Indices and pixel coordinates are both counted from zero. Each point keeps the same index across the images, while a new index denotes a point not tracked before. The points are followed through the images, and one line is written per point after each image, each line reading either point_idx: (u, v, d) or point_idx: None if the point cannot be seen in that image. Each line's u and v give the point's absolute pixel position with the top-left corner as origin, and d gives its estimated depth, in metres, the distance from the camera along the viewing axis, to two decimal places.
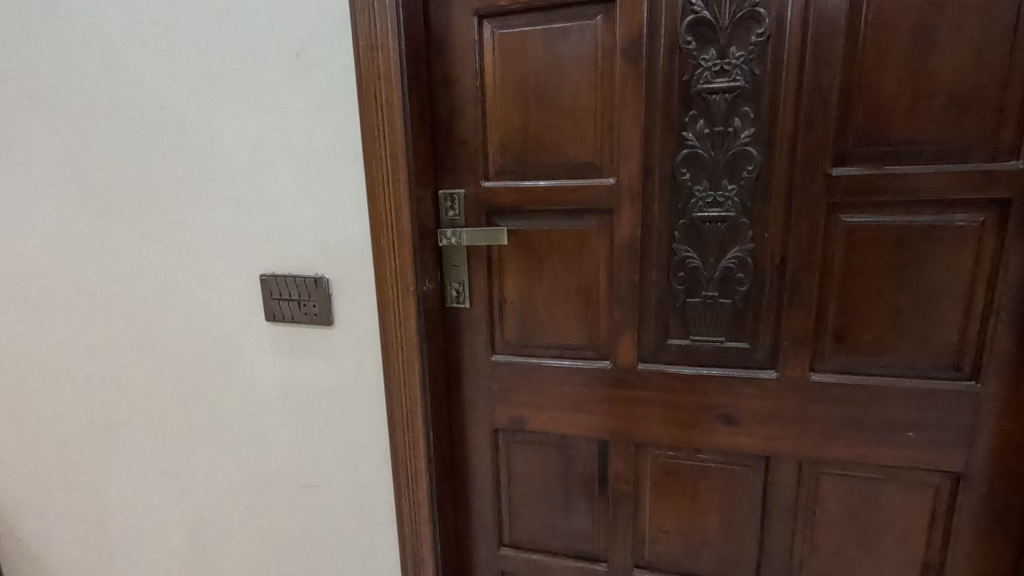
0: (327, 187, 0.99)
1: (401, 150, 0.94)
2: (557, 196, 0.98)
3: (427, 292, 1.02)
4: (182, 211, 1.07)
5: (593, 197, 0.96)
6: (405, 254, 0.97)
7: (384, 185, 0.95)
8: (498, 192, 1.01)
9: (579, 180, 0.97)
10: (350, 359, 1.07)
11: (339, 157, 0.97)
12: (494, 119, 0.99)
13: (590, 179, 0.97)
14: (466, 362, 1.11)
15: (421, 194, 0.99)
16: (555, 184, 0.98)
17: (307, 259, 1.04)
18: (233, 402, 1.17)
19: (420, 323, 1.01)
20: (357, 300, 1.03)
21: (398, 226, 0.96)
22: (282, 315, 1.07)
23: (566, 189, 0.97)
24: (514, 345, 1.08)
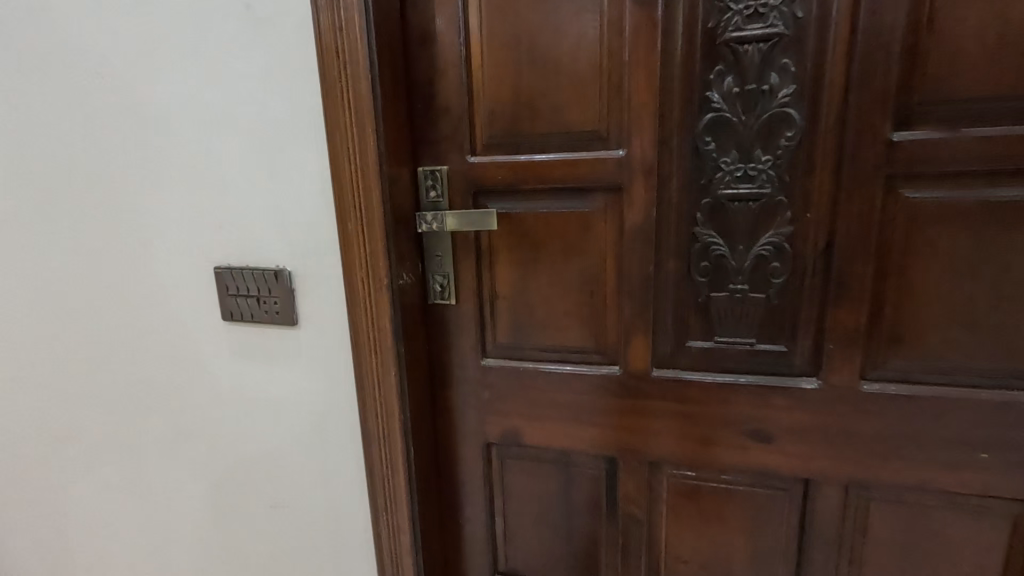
0: (287, 165, 0.84)
1: (370, 119, 0.79)
2: (557, 172, 0.83)
3: (405, 287, 0.88)
4: (128, 194, 0.93)
5: (600, 173, 0.81)
6: (377, 243, 0.82)
7: (350, 161, 0.80)
8: (486, 169, 0.86)
9: (582, 153, 0.82)
10: (320, 365, 0.93)
11: (300, 129, 0.83)
12: (482, 82, 0.84)
13: (595, 151, 0.81)
14: (453, 366, 0.96)
15: (396, 172, 0.84)
16: (554, 159, 0.82)
17: (267, 249, 0.89)
18: (195, 413, 1.03)
19: (397, 323, 0.86)
20: (325, 297, 0.89)
21: (368, 209, 0.81)
22: (242, 313, 0.93)
23: (567, 164, 0.82)
24: (507, 347, 0.93)
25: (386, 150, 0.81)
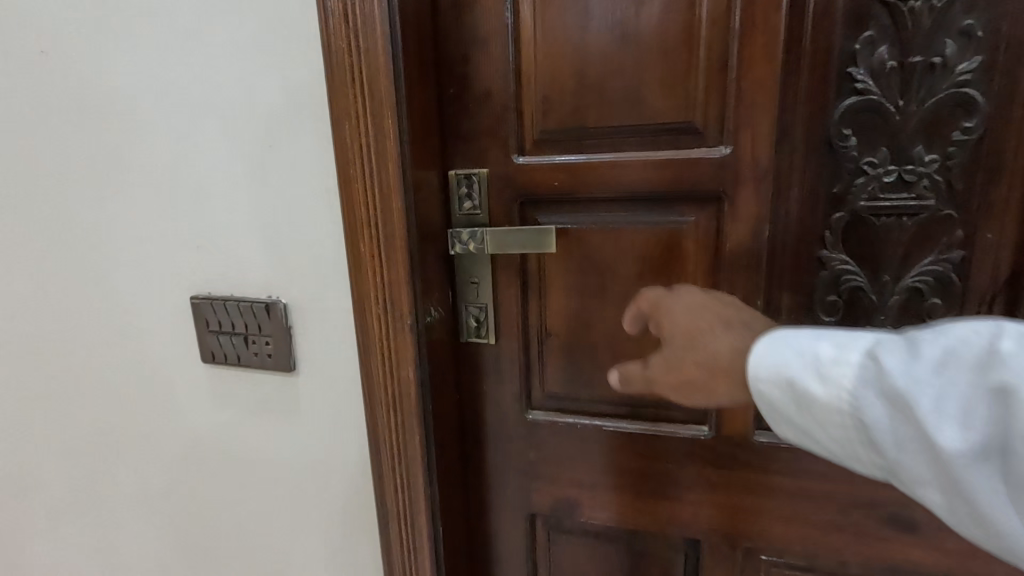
0: (281, 170, 0.65)
1: (389, 108, 0.59)
2: (634, 178, 0.63)
3: (434, 326, 0.68)
4: (84, 203, 0.74)
5: (694, 179, 0.61)
6: (399, 270, 0.63)
7: (362, 163, 0.60)
8: (539, 173, 0.66)
9: (668, 152, 0.62)
10: (323, 421, 0.73)
11: (296, 122, 0.63)
12: (533, 59, 0.64)
13: (686, 150, 0.61)
14: (491, 419, 0.77)
15: (424, 178, 0.64)
16: (629, 160, 0.63)
17: (256, 276, 0.70)
18: (168, 473, 0.84)
19: (422, 373, 0.67)
20: (329, 338, 0.69)
21: (387, 227, 0.62)
22: (226, 354, 0.74)
23: (647, 166, 0.62)
24: (560, 397, 0.74)
25: (411, 150, 0.62)
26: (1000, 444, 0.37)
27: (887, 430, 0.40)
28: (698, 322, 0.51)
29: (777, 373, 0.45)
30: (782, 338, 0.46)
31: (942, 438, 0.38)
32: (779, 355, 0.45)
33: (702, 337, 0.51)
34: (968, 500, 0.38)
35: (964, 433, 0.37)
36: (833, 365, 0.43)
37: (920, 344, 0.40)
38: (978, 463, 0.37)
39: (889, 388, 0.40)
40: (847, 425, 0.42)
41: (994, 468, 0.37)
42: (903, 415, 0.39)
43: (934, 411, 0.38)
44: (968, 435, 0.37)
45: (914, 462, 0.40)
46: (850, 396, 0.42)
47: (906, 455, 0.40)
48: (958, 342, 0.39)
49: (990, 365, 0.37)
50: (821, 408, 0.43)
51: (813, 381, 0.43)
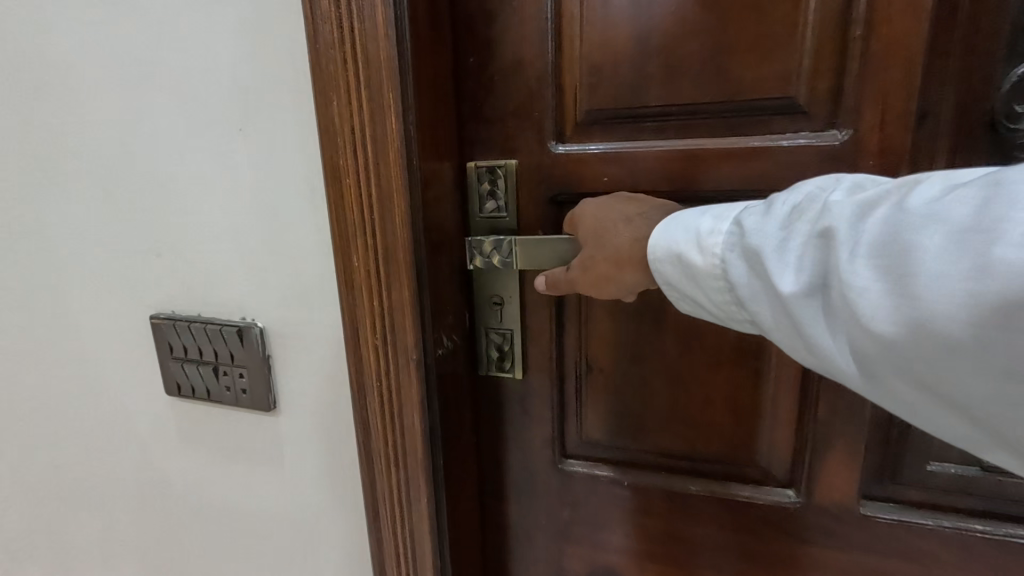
0: (254, 161, 0.51)
1: (390, 78, 0.44)
2: (710, 173, 0.48)
3: (448, 360, 0.54)
4: (23, 201, 0.60)
5: (795, 174, 0.46)
6: (402, 292, 0.48)
7: (356, 152, 0.46)
8: (583, 166, 0.51)
9: (758, 138, 0.46)
10: (310, 472, 0.60)
11: (272, 99, 0.49)
12: (580, 16, 0.49)
13: (784, 135, 0.46)
14: (515, 468, 0.62)
15: (435, 171, 0.50)
16: (704, 148, 0.48)
17: (228, 293, 0.56)
18: (134, 521, 0.70)
19: (431, 420, 0.52)
20: (316, 372, 0.55)
21: (387, 236, 0.47)
22: (194, 387, 0.60)
23: (730, 156, 0.47)
24: (602, 445, 0.59)
25: (419, 135, 0.47)
26: (829, 286, 0.32)
27: (740, 286, 0.36)
28: (602, 221, 0.47)
29: (662, 247, 0.41)
30: (670, 218, 0.42)
31: (775, 282, 0.34)
32: (662, 231, 0.42)
33: (608, 232, 0.46)
34: (812, 347, 0.34)
35: (795, 274, 0.33)
36: (703, 233, 0.39)
37: (773, 203, 0.36)
38: (816, 310, 0.33)
39: (747, 249, 0.36)
40: (717, 289, 0.39)
41: (832, 313, 0.32)
42: (753, 267, 0.36)
43: (772, 255, 0.34)
44: (807, 280, 0.33)
45: (766, 317, 0.36)
46: (714, 259, 0.38)
47: (755, 307, 0.36)
48: (807, 196, 0.35)
49: (828, 210, 0.33)
50: (702, 281, 0.39)
51: (685, 248, 0.39)
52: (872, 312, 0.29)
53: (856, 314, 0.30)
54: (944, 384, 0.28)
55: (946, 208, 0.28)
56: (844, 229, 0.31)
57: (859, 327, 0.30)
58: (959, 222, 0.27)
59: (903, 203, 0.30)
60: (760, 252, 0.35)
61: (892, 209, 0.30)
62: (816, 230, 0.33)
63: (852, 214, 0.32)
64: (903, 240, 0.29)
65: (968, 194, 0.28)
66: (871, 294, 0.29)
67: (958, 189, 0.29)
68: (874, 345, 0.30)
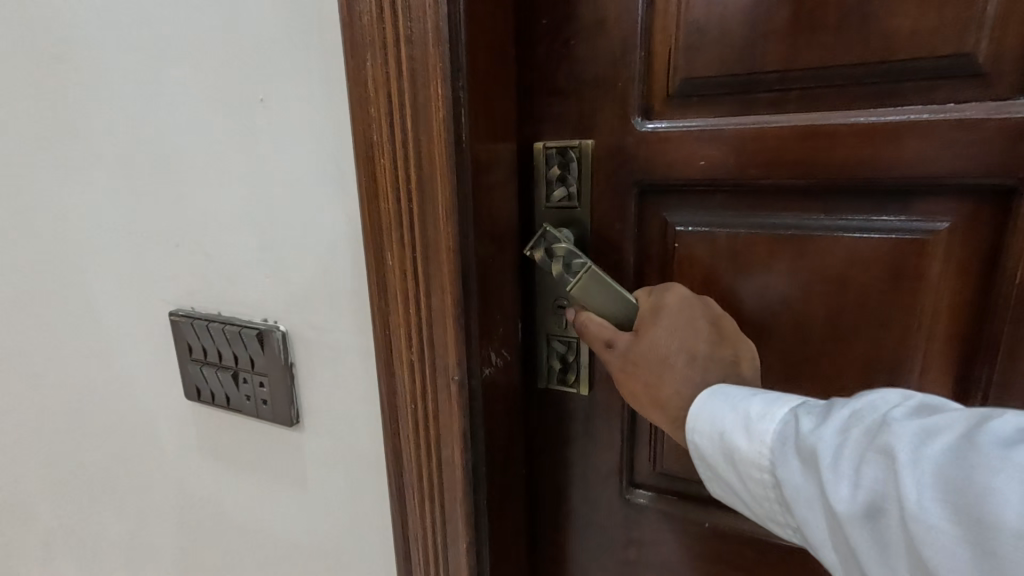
0: (280, 140, 0.43)
1: (436, 32, 0.35)
2: (841, 158, 0.37)
3: (497, 380, 0.45)
4: (43, 185, 0.55)
5: (963, 159, 0.35)
6: (445, 299, 0.40)
7: (394, 128, 0.38)
8: (673, 147, 0.42)
9: (911, 112, 0.35)
10: (334, 497, 0.52)
11: (298, 64, 0.41)
12: None
13: (948, 107, 0.35)
14: (573, 502, 0.53)
15: (491, 153, 0.41)
16: (832, 125, 0.37)
17: (249, 291, 0.49)
18: (155, 530, 0.66)
19: (475, 454, 0.43)
20: (346, 386, 0.48)
21: (429, 231, 0.39)
22: (213, 394, 0.54)
23: (867, 136, 0.36)
24: (681, 479, 0.49)
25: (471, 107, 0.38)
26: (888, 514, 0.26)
27: (789, 490, 0.31)
28: (666, 346, 0.39)
29: (706, 420, 0.37)
30: (718, 390, 0.37)
31: (826, 493, 0.28)
32: (706, 402, 0.37)
33: (668, 356, 0.39)
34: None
35: (850, 489, 0.27)
36: (755, 417, 0.34)
37: (832, 403, 0.31)
38: (873, 541, 0.26)
39: (802, 451, 0.30)
40: (766, 486, 0.33)
41: (893, 553, 0.26)
42: (806, 471, 0.30)
43: (823, 459, 0.29)
44: (863, 500, 0.27)
45: (818, 534, 0.30)
46: (764, 451, 0.33)
47: (805, 515, 0.30)
48: (872, 404, 0.29)
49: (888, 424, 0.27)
50: (749, 472, 0.34)
51: (729, 428, 0.35)
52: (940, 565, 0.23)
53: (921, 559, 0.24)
54: None
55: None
56: (902, 449, 0.25)
57: None
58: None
59: (972, 434, 0.24)
60: (812, 455, 0.30)
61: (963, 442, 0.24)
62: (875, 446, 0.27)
63: (917, 438, 0.26)
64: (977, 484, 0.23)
65: None
66: (940, 542, 0.23)
67: None
68: None
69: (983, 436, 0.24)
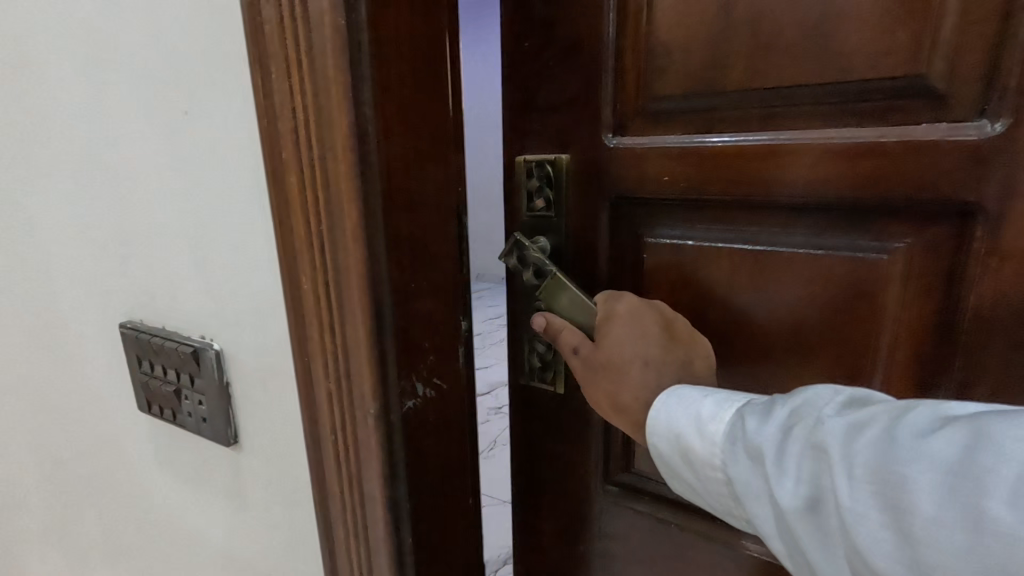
0: (202, 149, 0.39)
1: (336, 31, 0.30)
2: (792, 178, 0.38)
3: (427, 413, 0.41)
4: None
5: (907, 182, 0.35)
6: (357, 331, 0.35)
7: (297, 136, 0.33)
8: (640, 161, 0.44)
9: (858, 134, 0.36)
10: (273, 521, 0.49)
11: (205, 69, 0.36)
12: None
13: (894, 130, 0.35)
14: (553, 493, 0.58)
15: (414, 163, 0.36)
16: (784, 145, 0.38)
17: (186, 305, 0.46)
18: (117, 541, 0.64)
19: (396, 495, 0.39)
20: (277, 410, 0.43)
21: (339, 254, 0.34)
22: (161, 408, 0.51)
23: (815, 158, 0.37)
24: (650, 486, 0.52)
25: (380, 112, 0.33)
26: (828, 507, 0.26)
27: (739, 488, 0.31)
28: (620, 351, 0.39)
29: (661, 423, 0.36)
30: (674, 392, 0.37)
31: (773, 490, 0.28)
32: (663, 404, 0.37)
33: (623, 360, 0.39)
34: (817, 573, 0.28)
35: (793, 484, 0.28)
36: (705, 418, 0.34)
37: (773, 399, 0.32)
38: (819, 534, 0.27)
39: (748, 449, 0.31)
40: (719, 483, 0.33)
41: (836, 544, 0.26)
42: (753, 470, 0.30)
43: (768, 456, 0.29)
44: (805, 496, 0.27)
45: (768, 530, 0.30)
46: (715, 450, 0.33)
47: (755, 511, 0.30)
48: (809, 400, 0.30)
49: (821, 420, 0.28)
50: (703, 471, 0.34)
51: (684, 430, 0.35)
52: (877, 553, 0.24)
53: (858, 548, 0.25)
54: None
55: (942, 446, 0.23)
56: (835, 445, 0.26)
57: (866, 566, 0.25)
58: (954, 462, 0.22)
59: (894, 426, 0.24)
60: (759, 453, 0.30)
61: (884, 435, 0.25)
62: (812, 443, 0.27)
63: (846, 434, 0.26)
64: (898, 474, 0.23)
65: (955, 434, 0.23)
66: (872, 531, 0.24)
67: (950, 422, 0.24)
68: None
69: (902, 427, 0.24)
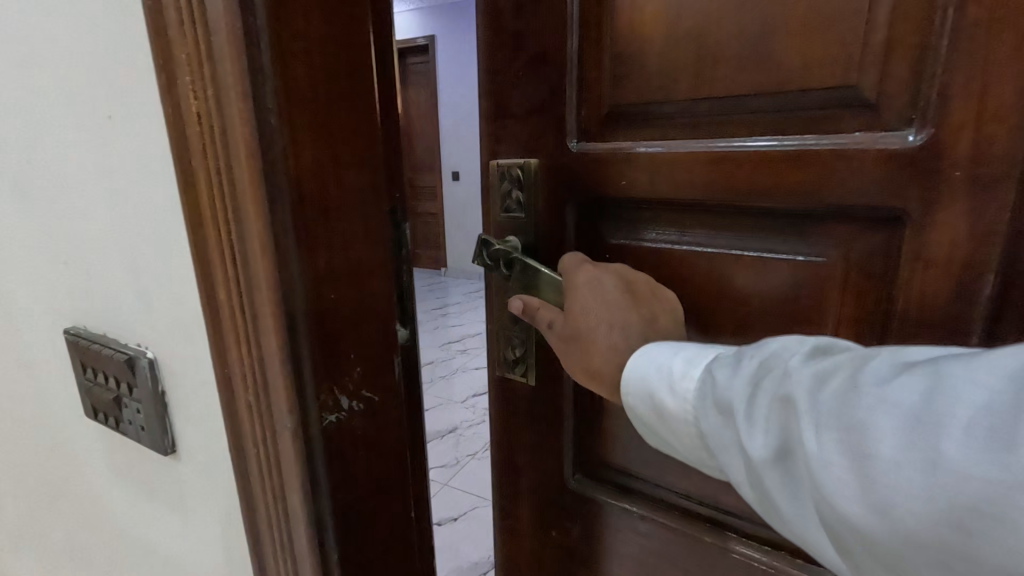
0: (121, 136, 0.34)
1: (229, 28, 0.27)
2: (734, 182, 0.41)
3: (358, 440, 0.37)
4: None
5: (837, 191, 0.37)
6: (267, 345, 0.32)
7: (199, 139, 0.29)
8: (601, 165, 0.47)
9: (794, 141, 0.38)
10: (204, 539, 0.44)
11: (122, 52, 0.31)
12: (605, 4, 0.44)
13: (826, 139, 0.37)
14: (526, 477, 0.63)
15: (335, 172, 0.32)
16: (729, 150, 0.41)
17: (116, 307, 0.40)
18: (55, 554, 0.61)
19: (322, 530, 0.36)
20: (191, 430, 0.39)
21: (247, 275, 0.31)
22: (104, 417, 0.46)
23: (756, 162, 0.40)
24: (612, 474, 0.57)
25: (287, 113, 0.30)
26: (794, 454, 0.26)
27: (711, 438, 0.31)
28: (588, 318, 0.41)
29: (637, 380, 0.37)
30: (646, 349, 0.38)
31: (740, 440, 0.28)
32: (638, 362, 0.37)
33: (592, 327, 0.41)
34: (783, 520, 0.28)
35: (761, 436, 0.27)
36: (678, 374, 0.35)
37: (741, 353, 0.31)
38: (786, 483, 0.27)
39: (718, 402, 0.31)
40: (692, 436, 0.34)
41: (802, 489, 0.26)
42: (722, 421, 0.30)
43: (737, 408, 0.29)
44: (772, 447, 0.27)
45: (738, 480, 0.30)
46: (688, 404, 0.33)
47: (728, 466, 0.30)
48: (776, 352, 0.29)
49: (787, 372, 0.27)
50: (678, 425, 0.34)
51: (658, 387, 0.35)
52: (841, 500, 0.23)
53: (821, 495, 0.24)
54: None
55: (904, 390, 0.22)
56: (800, 396, 0.26)
57: (828, 513, 0.24)
58: (914, 405, 0.22)
59: (858, 373, 0.24)
60: (728, 406, 0.30)
61: (849, 383, 0.24)
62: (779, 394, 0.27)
63: (812, 383, 0.26)
64: (861, 420, 0.23)
65: (916, 378, 0.22)
66: (836, 477, 0.23)
67: (913, 368, 0.23)
68: (848, 534, 0.24)
69: (866, 374, 0.24)
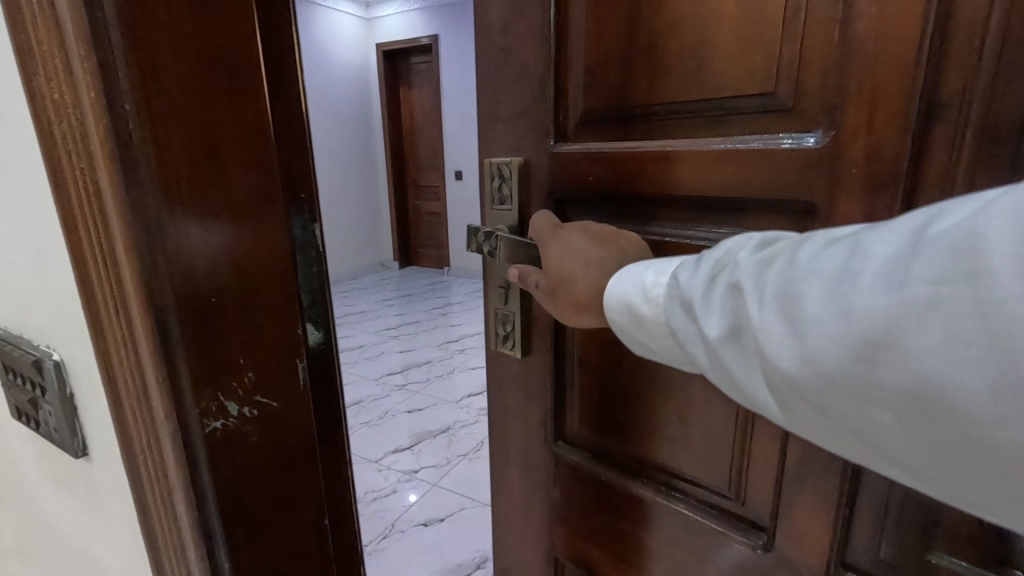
0: (21, 159, 0.38)
1: (86, 74, 0.31)
2: (679, 177, 0.48)
3: (245, 432, 0.42)
4: None
5: (756, 188, 0.44)
6: (139, 351, 0.36)
7: (72, 168, 0.33)
8: (574, 162, 0.54)
9: (726, 142, 0.46)
10: (119, 529, 0.48)
11: (10, 70, 0.35)
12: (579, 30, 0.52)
13: (753, 139, 0.45)
14: (517, 439, 0.73)
15: (208, 182, 0.36)
16: (676, 147, 0.48)
17: (32, 314, 0.44)
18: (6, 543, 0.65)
19: (205, 524, 0.40)
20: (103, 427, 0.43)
21: (116, 277, 0.34)
22: (25, 415, 0.49)
23: (696, 160, 0.47)
24: (587, 440, 0.65)
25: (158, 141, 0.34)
26: (743, 330, 0.31)
27: (680, 333, 0.37)
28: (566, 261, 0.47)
29: (614, 297, 0.42)
30: (622, 271, 0.43)
31: (702, 327, 0.33)
32: (615, 283, 0.42)
33: (570, 269, 0.47)
34: (738, 385, 0.33)
35: (718, 320, 0.32)
36: (648, 285, 0.39)
37: (700, 257, 0.36)
38: (738, 354, 0.32)
39: (683, 301, 0.36)
40: (664, 334, 0.39)
41: (750, 357, 0.31)
42: (688, 316, 0.36)
43: (698, 303, 0.34)
44: (726, 326, 0.32)
45: (703, 360, 0.35)
46: (658, 309, 0.38)
47: (697, 351, 0.36)
48: (728, 251, 0.34)
49: (738, 264, 0.32)
50: (652, 328, 0.40)
51: (633, 299, 0.40)
52: (778, 355, 0.28)
53: (764, 355, 0.29)
54: (846, 421, 0.27)
55: (829, 260, 0.27)
56: (748, 282, 0.30)
57: (769, 369, 0.29)
58: (834, 271, 0.26)
59: (792, 256, 0.29)
60: (691, 302, 0.35)
61: (786, 263, 0.29)
62: (730, 284, 0.32)
63: (757, 269, 0.31)
64: (794, 289, 0.27)
65: (839, 249, 0.27)
66: (774, 338, 0.28)
67: (836, 243, 0.28)
68: (784, 383, 0.29)
69: (799, 254, 0.29)
